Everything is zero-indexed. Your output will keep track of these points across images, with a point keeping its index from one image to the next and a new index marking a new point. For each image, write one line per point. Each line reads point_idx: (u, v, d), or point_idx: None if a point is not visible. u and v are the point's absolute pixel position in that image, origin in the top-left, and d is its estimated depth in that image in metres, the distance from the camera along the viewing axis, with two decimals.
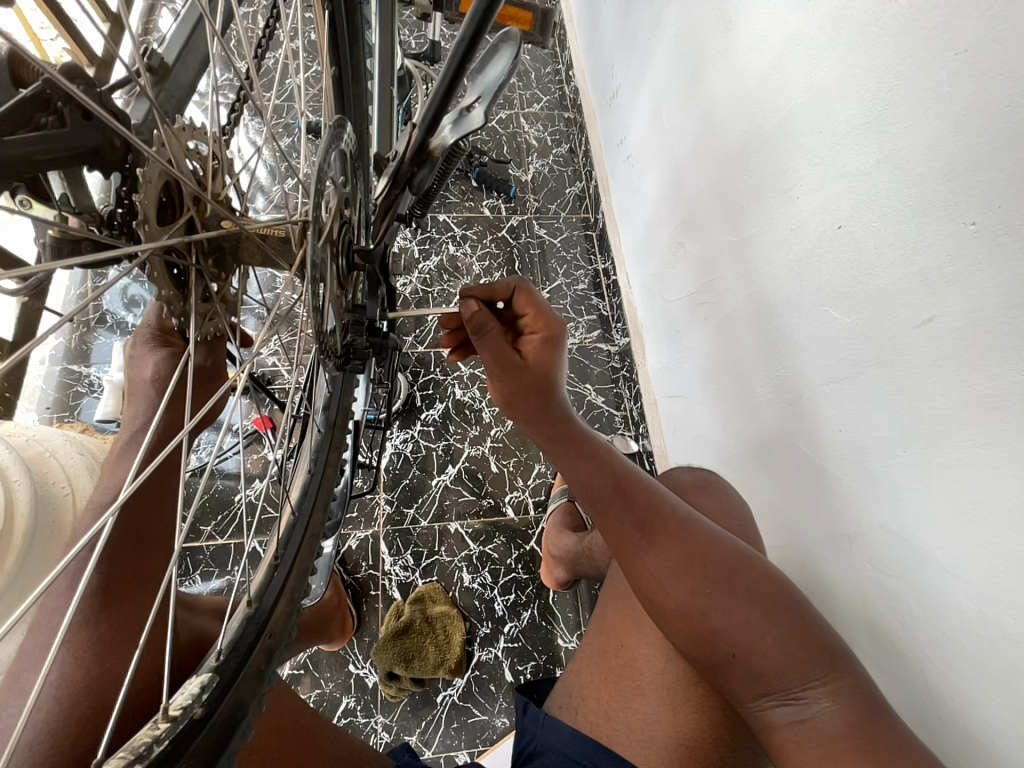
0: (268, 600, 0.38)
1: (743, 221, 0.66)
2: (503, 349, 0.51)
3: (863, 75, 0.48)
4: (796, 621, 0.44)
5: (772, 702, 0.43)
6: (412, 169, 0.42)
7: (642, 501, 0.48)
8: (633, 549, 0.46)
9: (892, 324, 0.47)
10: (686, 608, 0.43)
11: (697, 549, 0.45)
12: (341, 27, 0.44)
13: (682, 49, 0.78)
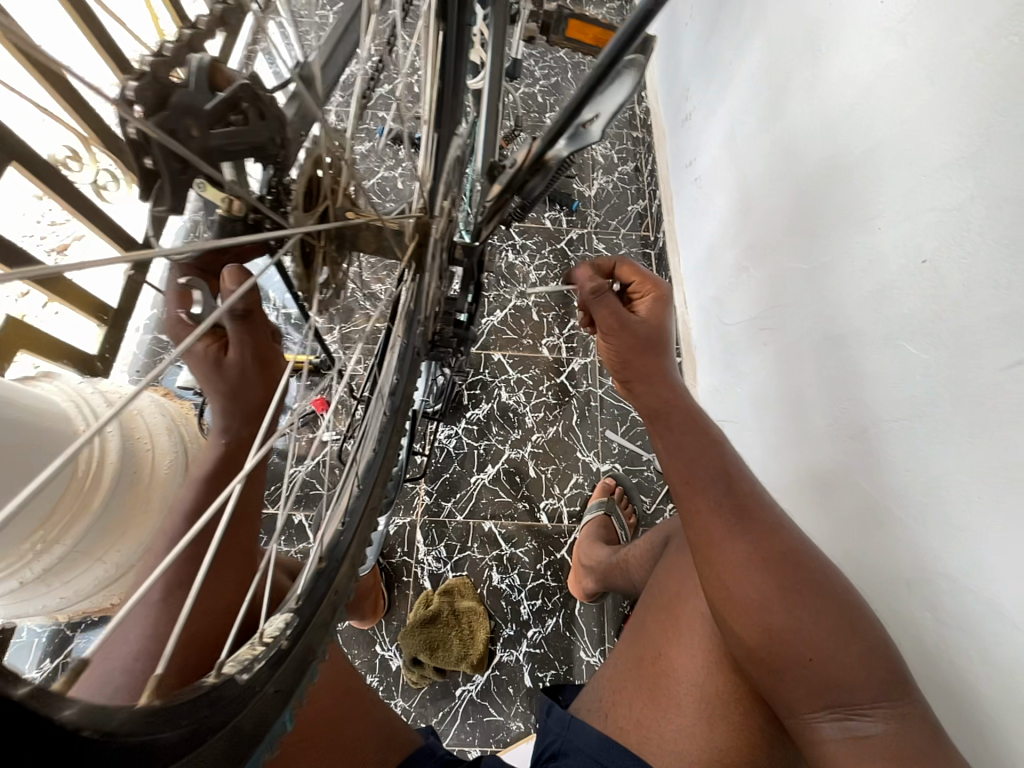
0: (341, 552, 0.41)
1: (817, 250, 0.66)
2: (617, 315, 0.55)
3: (961, 110, 0.47)
4: (872, 637, 0.44)
5: (828, 714, 0.42)
6: (526, 177, 0.45)
7: (742, 492, 0.49)
8: (724, 538, 0.47)
9: (976, 364, 0.46)
10: (766, 603, 0.44)
11: (788, 551, 0.46)
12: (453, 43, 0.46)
13: (765, 75, 0.78)
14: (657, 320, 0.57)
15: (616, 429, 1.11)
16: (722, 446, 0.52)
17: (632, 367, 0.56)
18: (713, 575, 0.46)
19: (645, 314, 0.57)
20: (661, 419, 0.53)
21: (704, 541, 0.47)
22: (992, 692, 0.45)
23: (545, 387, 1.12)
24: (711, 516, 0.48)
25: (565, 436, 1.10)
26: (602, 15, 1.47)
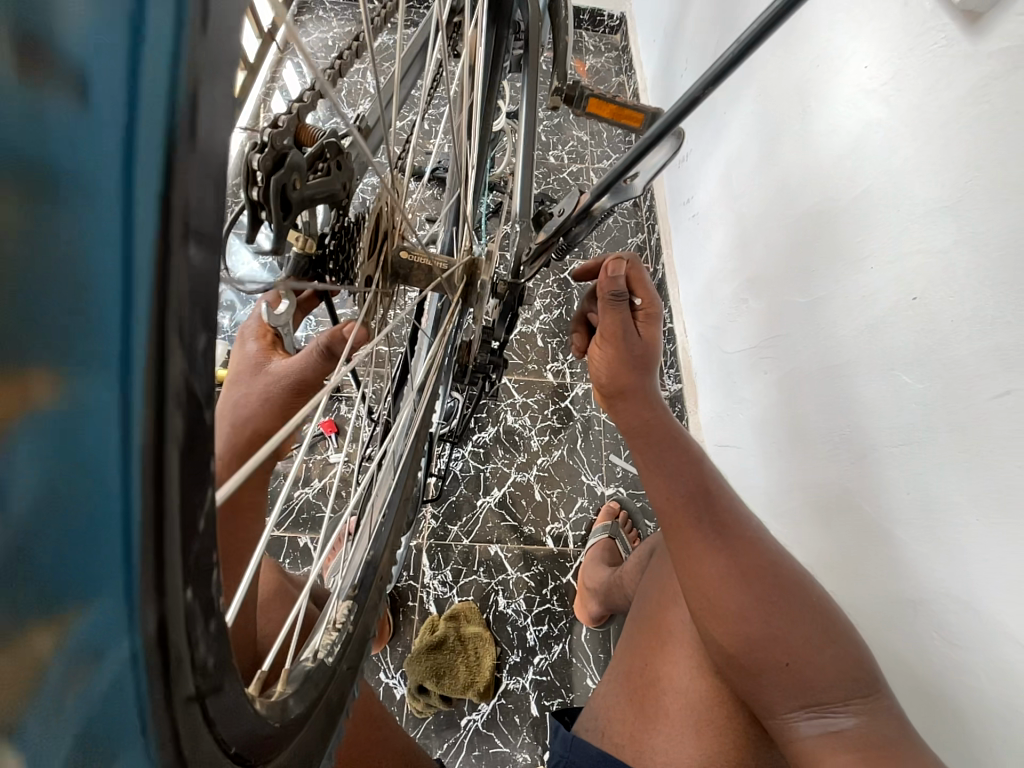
0: (372, 565, 0.43)
1: (813, 287, 0.70)
2: (620, 325, 0.58)
3: (941, 165, 0.53)
4: (845, 638, 0.45)
5: (805, 709, 0.44)
6: (572, 225, 0.51)
7: (719, 505, 0.51)
8: (703, 550, 0.48)
9: (966, 392, 0.49)
10: (743, 611, 0.45)
11: (764, 559, 0.48)
12: (488, 94, 0.53)
13: (758, 124, 0.85)
14: (650, 340, 0.59)
15: (619, 453, 1.14)
16: (702, 461, 0.54)
17: (623, 382, 0.57)
18: (694, 584, 0.48)
19: (642, 331, 0.60)
20: (642, 435, 0.56)
21: (683, 553, 0.49)
22: (994, 709, 0.46)
23: (550, 411, 1.15)
24: (694, 528, 0.49)
25: (570, 460, 1.12)
26: (601, 65, 1.59)
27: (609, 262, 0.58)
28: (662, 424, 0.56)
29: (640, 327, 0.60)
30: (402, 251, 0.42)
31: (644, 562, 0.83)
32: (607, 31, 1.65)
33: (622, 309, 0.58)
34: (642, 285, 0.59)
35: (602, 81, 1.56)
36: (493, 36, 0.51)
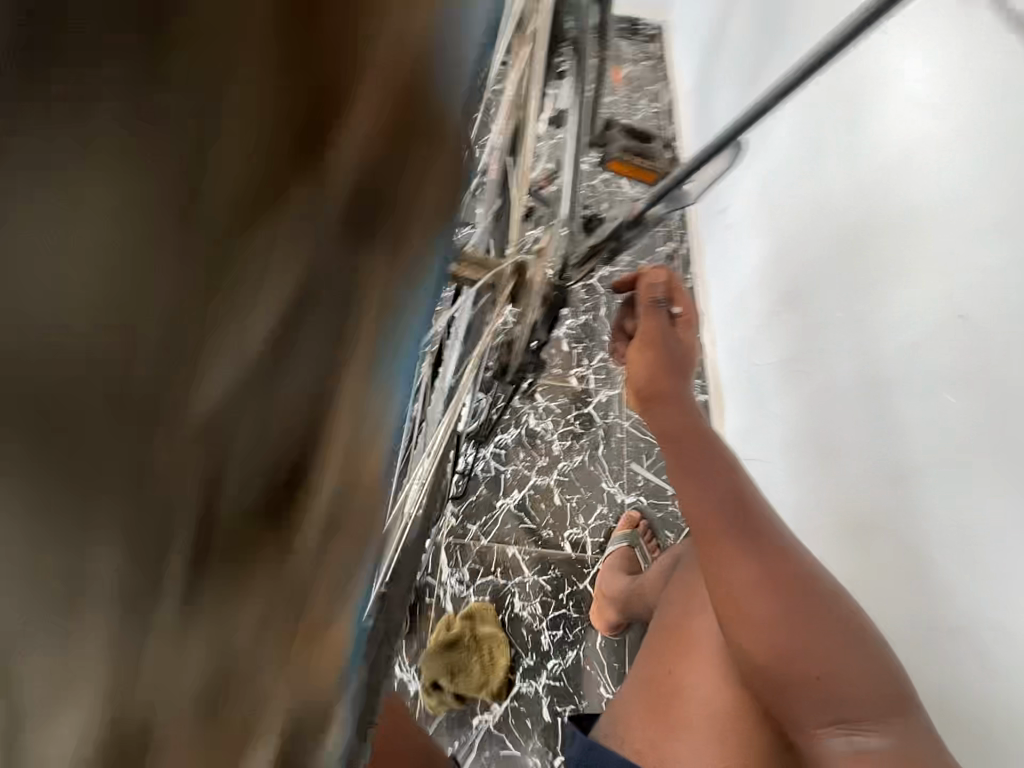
0: (420, 550, 0.44)
1: (853, 301, 0.69)
2: (659, 331, 0.58)
3: (998, 181, 0.51)
4: (879, 658, 0.44)
5: (834, 726, 0.43)
6: (624, 229, 0.52)
7: (753, 515, 0.50)
8: (736, 560, 0.47)
9: (1017, 415, 0.48)
10: (774, 622, 0.44)
11: (798, 571, 0.47)
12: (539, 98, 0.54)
13: (800, 135, 0.84)
14: (688, 347, 0.59)
15: (641, 462, 1.13)
16: (734, 468, 0.53)
17: (657, 387, 0.57)
18: (724, 593, 0.47)
19: (680, 336, 0.60)
20: (674, 439, 0.55)
21: (713, 562, 0.48)
22: None
23: (573, 416, 1.15)
24: (725, 535, 0.49)
25: (591, 466, 1.11)
26: (636, 73, 1.59)
27: (649, 270, 0.59)
28: (694, 429, 0.55)
29: (678, 333, 0.60)
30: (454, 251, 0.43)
31: (667, 573, 0.82)
32: (643, 39, 1.65)
33: (663, 316, 0.59)
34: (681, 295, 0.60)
35: (637, 88, 1.56)
36: (547, 44, 0.52)
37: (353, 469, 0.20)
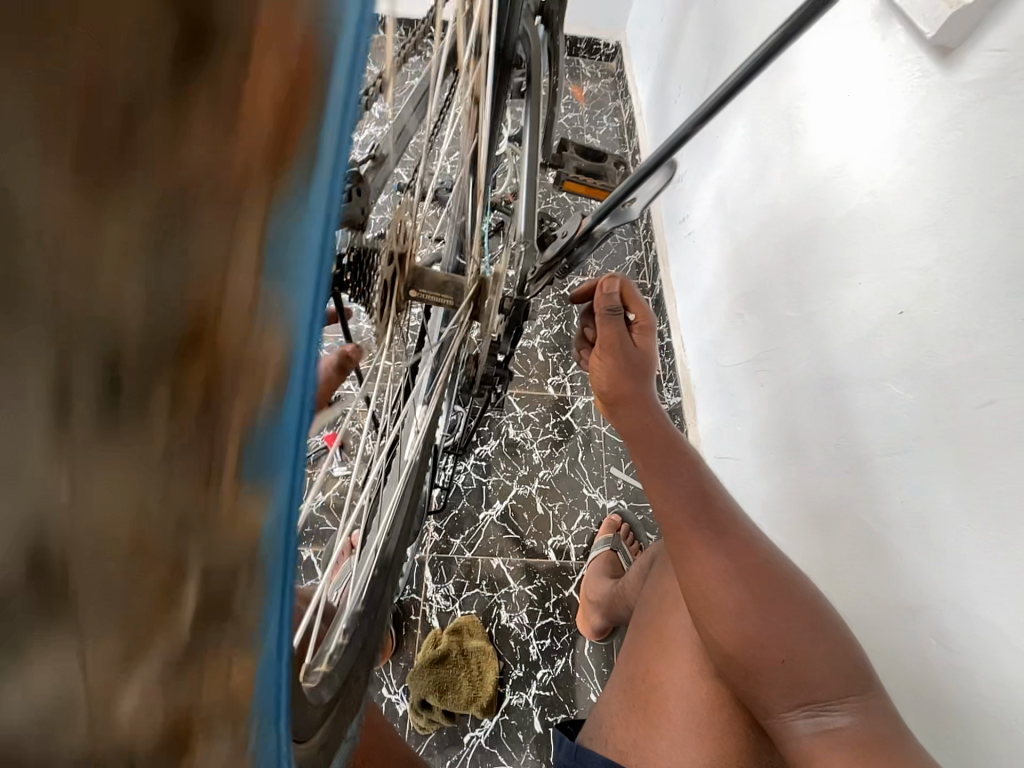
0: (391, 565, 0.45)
1: (807, 302, 0.73)
2: (616, 337, 0.60)
3: (923, 187, 0.55)
4: (841, 638, 0.46)
5: (803, 708, 0.44)
6: (574, 245, 0.54)
7: (719, 509, 0.52)
8: (703, 551, 0.50)
9: (955, 402, 0.51)
10: (738, 609, 0.47)
11: (762, 560, 0.49)
12: (494, 121, 0.56)
13: (749, 148, 0.89)
14: (645, 352, 0.61)
15: (619, 466, 1.15)
16: (699, 465, 0.56)
17: (621, 391, 0.59)
18: (693, 585, 0.49)
19: (637, 343, 0.62)
20: (641, 441, 0.57)
21: (682, 557, 0.51)
22: (995, 715, 0.46)
23: (551, 424, 1.17)
24: (690, 529, 0.51)
25: (571, 473, 1.13)
26: (597, 90, 1.66)
27: (603, 280, 0.61)
28: (660, 431, 0.57)
29: (634, 339, 0.62)
30: (414, 271, 0.44)
31: (646, 573, 0.84)
32: (603, 58, 1.72)
33: (619, 323, 0.60)
34: (635, 301, 0.62)
35: (598, 105, 1.63)
36: (499, 71, 0.55)
37: (246, 328, 0.13)
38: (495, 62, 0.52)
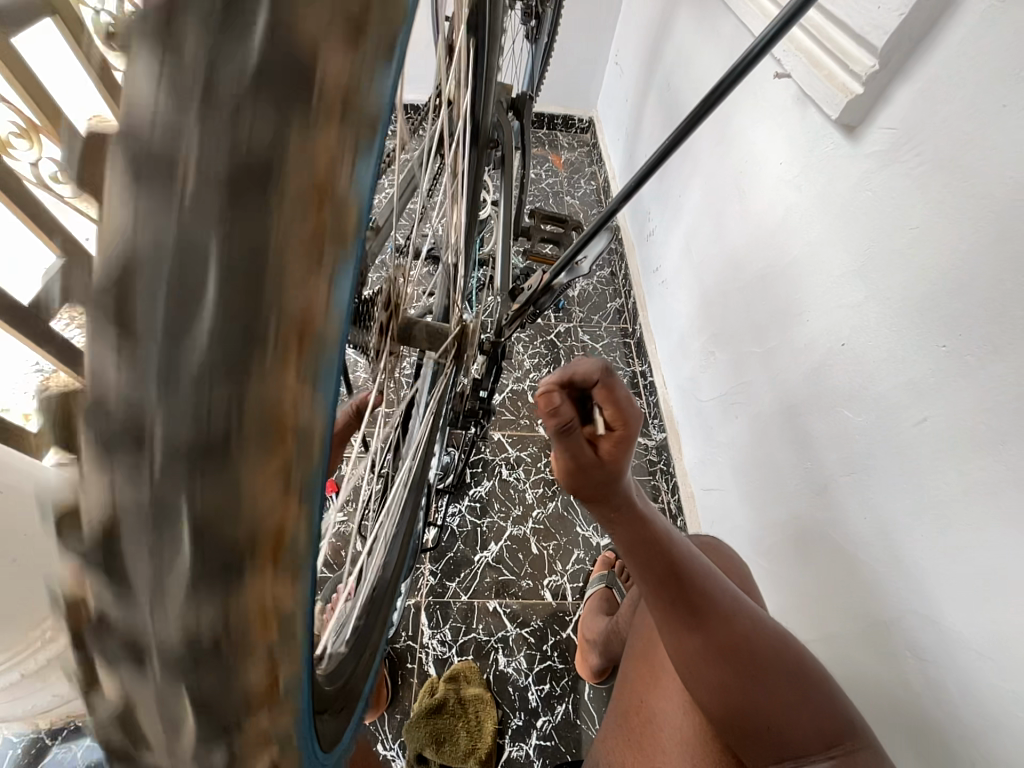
0: (392, 578, 0.49)
1: (765, 338, 0.80)
2: (574, 453, 0.50)
3: (847, 237, 0.64)
4: (822, 692, 0.46)
5: (788, 765, 0.45)
6: (539, 295, 0.62)
7: (698, 580, 0.47)
8: (681, 632, 0.46)
9: (896, 422, 0.56)
10: (719, 684, 0.45)
11: (744, 634, 0.46)
12: (474, 190, 0.65)
13: (705, 207, 1.00)
14: (618, 462, 0.50)
15: None
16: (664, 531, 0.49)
17: (586, 491, 0.51)
18: (675, 654, 0.47)
19: (605, 452, 0.50)
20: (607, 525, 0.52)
21: (662, 629, 0.48)
22: (971, 724, 0.48)
23: (543, 463, 1.20)
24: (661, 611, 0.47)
25: (565, 512, 1.15)
26: (575, 158, 1.85)
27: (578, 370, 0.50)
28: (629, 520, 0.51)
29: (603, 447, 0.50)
30: (405, 319, 0.50)
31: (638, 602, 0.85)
32: (578, 131, 1.93)
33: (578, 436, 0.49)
34: (612, 403, 0.49)
35: (576, 171, 1.81)
36: (478, 153, 0.65)
37: (331, 206, 0.15)
38: (472, 148, 0.60)
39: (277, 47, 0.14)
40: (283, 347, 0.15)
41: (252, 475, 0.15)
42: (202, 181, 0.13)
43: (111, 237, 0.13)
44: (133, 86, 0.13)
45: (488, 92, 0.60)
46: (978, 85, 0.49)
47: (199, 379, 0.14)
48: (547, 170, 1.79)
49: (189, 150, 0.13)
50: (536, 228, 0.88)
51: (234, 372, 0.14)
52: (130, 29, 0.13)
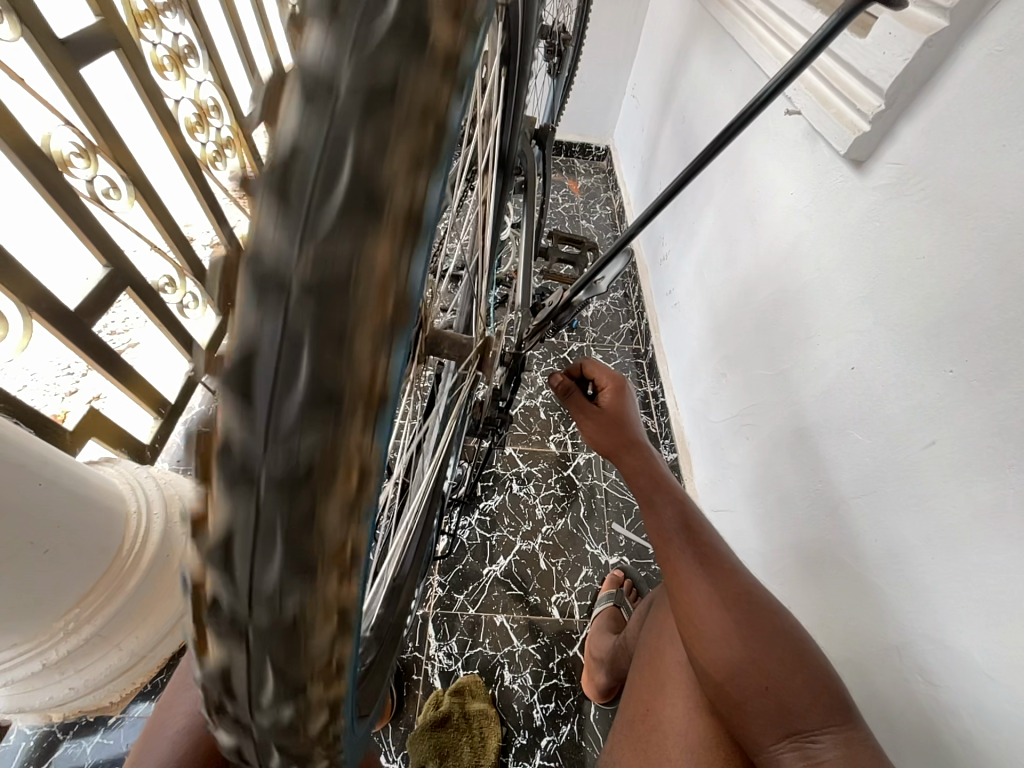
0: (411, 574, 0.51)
1: (777, 361, 0.81)
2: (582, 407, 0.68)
3: (855, 265, 0.66)
4: (819, 663, 0.48)
5: (790, 738, 0.46)
6: (559, 311, 0.65)
7: (705, 541, 0.57)
8: (690, 573, 0.53)
9: (906, 445, 0.57)
10: (723, 635, 0.49)
11: (744, 590, 0.52)
12: (499, 209, 0.69)
13: (719, 232, 1.03)
14: (616, 408, 0.67)
15: (621, 522, 1.18)
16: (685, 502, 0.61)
17: (602, 441, 0.67)
18: (684, 613, 0.52)
19: (608, 402, 0.68)
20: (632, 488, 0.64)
21: (672, 584, 0.55)
22: (987, 752, 0.47)
23: (553, 479, 1.22)
24: (677, 561, 0.55)
25: (574, 528, 1.16)
26: (591, 184, 1.92)
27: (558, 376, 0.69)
28: (653, 473, 0.64)
29: (608, 399, 0.68)
30: (433, 328, 0.53)
31: (645, 617, 0.85)
32: (594, 158, 2.01)
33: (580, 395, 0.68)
34: (600, 372, 0.70)
35: (592, 196, 1.88)
36: (504, 176, 0.69)
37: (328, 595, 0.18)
38: (497, 177, 0.64)
39: (290, 549, 0.17)
40: (321, 686, 0.20)
41: (316, 747, 0.21)
42: (257, 632, 0.18)
43: (215, 652, 0.19)
44: (212, 582, 0.18)
45: (516, 120, 0.64)
46: (979, 124, 0.52)
47: (265, 709, 0.20)
48: (564, 195, 1.86)
49: (233, 603, 0.18)
50: (554, 249, 0.92)
51: (292, 712, 0.20)
52: (203, 551, 0.18)
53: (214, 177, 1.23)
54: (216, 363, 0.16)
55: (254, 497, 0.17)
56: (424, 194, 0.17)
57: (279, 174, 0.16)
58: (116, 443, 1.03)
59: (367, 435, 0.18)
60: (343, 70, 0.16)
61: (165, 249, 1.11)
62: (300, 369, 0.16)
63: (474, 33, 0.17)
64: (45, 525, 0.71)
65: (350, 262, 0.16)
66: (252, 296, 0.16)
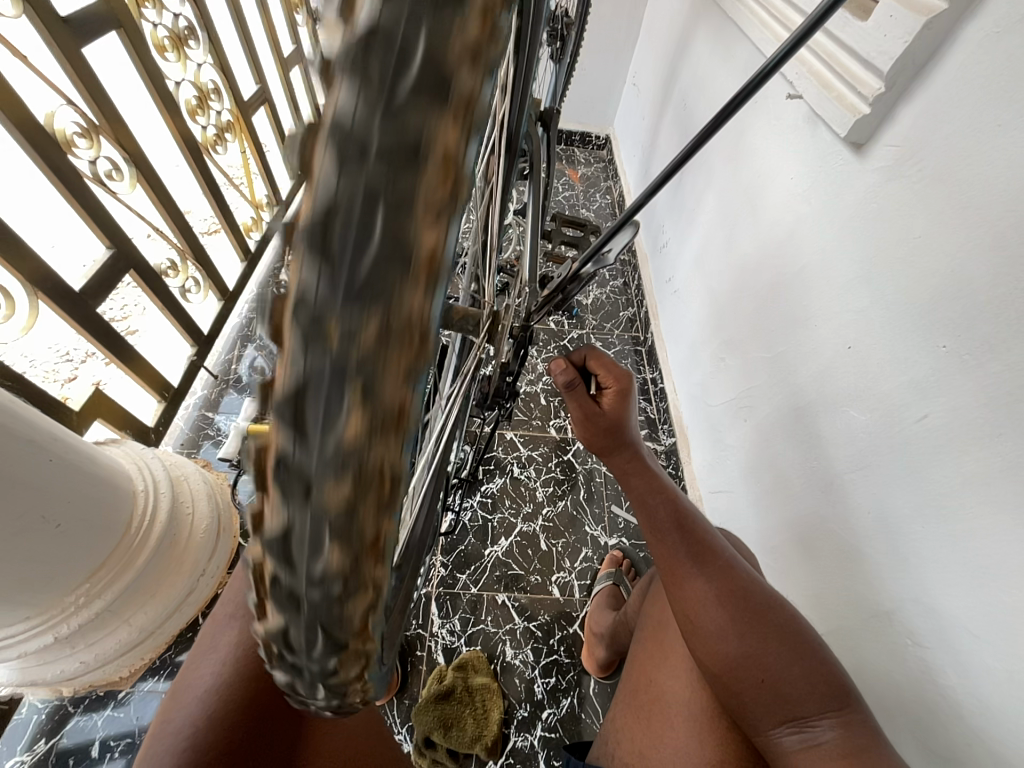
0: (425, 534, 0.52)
1: (775, 343, 0.83)
2: (584, 410, 0.66)
3: (852, 247, 0.68)
4: (817, 652, 0.50)
5: (788, 723, 0.48)
6: (568, 283, 0.66)
7: (697, 534, 0.59)
8: (687, 571, 0.56)
9: (900, 419, 0.59)
10: (721, 630, 0.51)
11: (739, 584, 0.54)
12: (505, 186, 0.70)
13: (719, 218, 1.05)
14: (617, 413, 0.66)
15: (620, 504, 1.20)
16: (678, 498, 0.63)
17: (597, 440, 0.68)
18: (682, 606, 0.55)
19: (608, 405, 0.67)
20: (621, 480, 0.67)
21: (668, 578, 0.57)
22: (972, 707, 0.49)
23: (553, 463, 1.24)
24: (677, 557, 0.57)
25: (574, 510, 1.18)
26: (591, 174, 1.92)
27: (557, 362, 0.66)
28: (641, 471, 0.66)
29: (607, 401, 0.67)
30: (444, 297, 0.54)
31: (646, 592, 0.87)
32: (594, 147, 2.01)
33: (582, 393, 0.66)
34: (602, 368, 0.68)
35: (592, 186, 1.88)
36: (511, 154, 0.69)
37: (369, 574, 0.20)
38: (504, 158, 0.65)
39: (337, 541, 0.19)
40: (360, 653, 0.22)
41: (357, 697, 0.24)
42: (308, 608, 0.20)
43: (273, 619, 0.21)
44: (271, 565, 0.20)
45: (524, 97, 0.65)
46: (978, 104, 0.53)
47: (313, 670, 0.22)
48: (564, 184, 1.86)
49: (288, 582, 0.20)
50: (557, 232, 0.93)
51: (337, 673, 0.22)
52: (266, 544, 0.20)
53: (215, 161, 1.23)
54: (274, 393, 0.18)
55: (305, 499, 0.19)
56: (447, 236, 0.18)
57: (321, 233, 0.17)
58: (120, 425, 1.04)
59: (400, 445, 0.19)
60: (374, 126, 0.16)
61: (167, 230, 1.11)
62: (342, 390, 0.18)
63: (489, 73, 0.17)
64: (53, 500, 0.71)
65: (385, 309, 0.17)
66: (300, 325, 0.18)
